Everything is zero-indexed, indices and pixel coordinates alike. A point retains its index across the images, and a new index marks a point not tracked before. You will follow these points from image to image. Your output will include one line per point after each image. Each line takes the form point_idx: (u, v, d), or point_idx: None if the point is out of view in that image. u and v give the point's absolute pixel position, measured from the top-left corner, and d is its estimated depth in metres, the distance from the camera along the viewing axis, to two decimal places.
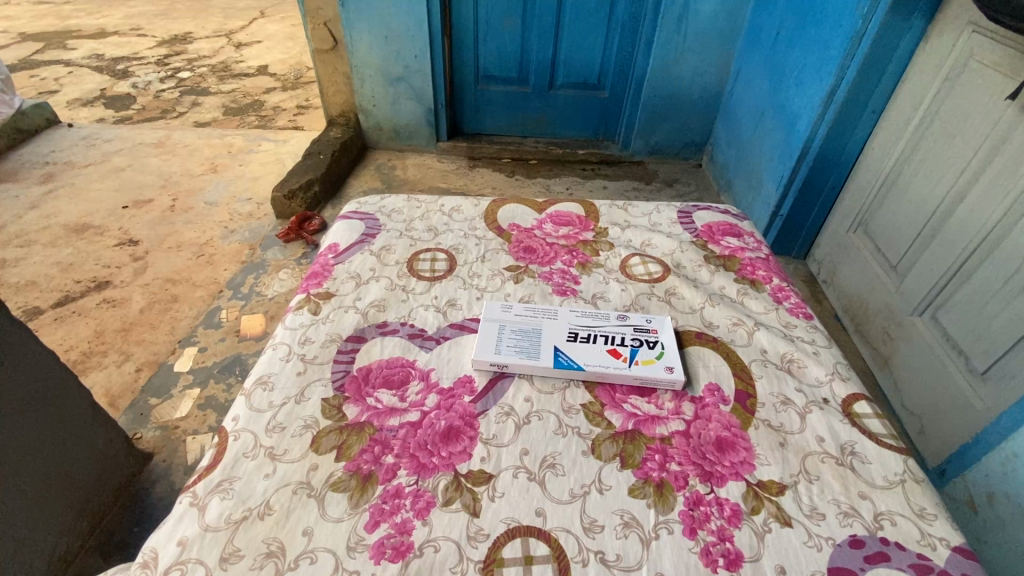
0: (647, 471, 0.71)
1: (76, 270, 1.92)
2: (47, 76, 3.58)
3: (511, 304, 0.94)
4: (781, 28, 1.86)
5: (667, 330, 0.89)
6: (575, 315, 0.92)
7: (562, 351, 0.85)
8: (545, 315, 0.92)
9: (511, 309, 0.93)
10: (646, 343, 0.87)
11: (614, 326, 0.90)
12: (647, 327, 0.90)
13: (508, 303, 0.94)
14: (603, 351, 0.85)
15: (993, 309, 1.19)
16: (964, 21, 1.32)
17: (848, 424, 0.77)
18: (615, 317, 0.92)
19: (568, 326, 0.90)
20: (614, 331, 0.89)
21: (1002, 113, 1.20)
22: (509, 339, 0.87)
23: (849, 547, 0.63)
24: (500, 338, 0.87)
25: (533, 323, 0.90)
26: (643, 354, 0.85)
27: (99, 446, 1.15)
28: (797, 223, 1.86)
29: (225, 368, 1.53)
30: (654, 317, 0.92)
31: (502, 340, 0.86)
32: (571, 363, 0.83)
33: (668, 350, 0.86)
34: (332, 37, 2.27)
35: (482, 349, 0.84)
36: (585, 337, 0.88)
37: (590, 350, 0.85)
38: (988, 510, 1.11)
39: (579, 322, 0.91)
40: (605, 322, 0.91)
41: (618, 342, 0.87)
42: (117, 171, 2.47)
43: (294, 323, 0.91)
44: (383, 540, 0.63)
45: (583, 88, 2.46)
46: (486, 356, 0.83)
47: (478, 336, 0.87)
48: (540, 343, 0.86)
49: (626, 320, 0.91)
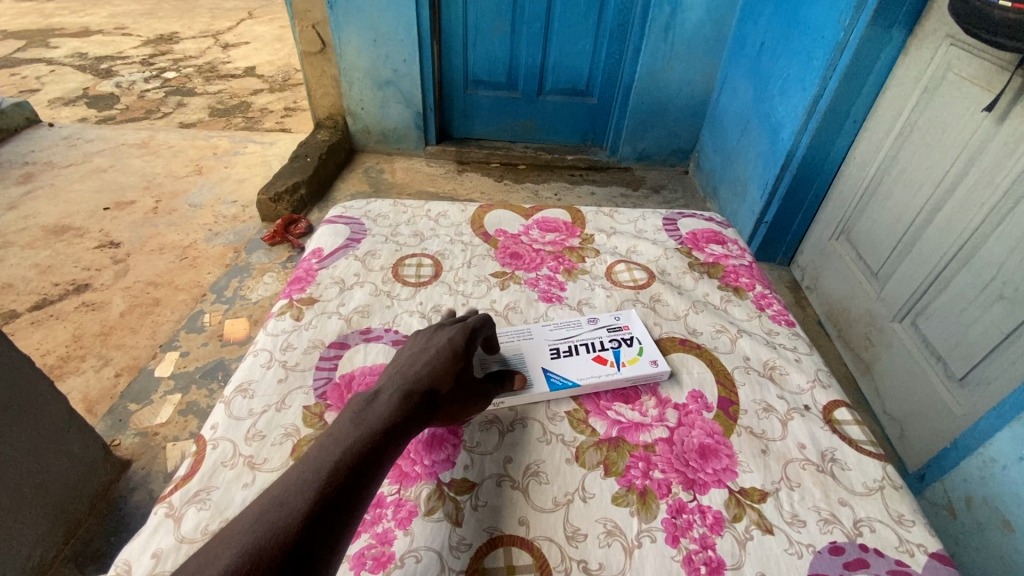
0: (631, 479, 0.71)
1: (55, 272, 1.89)
2: (28, 74, 3.52)
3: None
4: (766, 38, 1.88)
5: (638, 324, 0.93)
6: (546, 328, 0.91)
7: (551, 370, 0.83)
8: (518, 336, 0.89)
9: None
10: (624, 342, 0.88)
11: (588, 330, 0.90)
12: (618, 324, 0.92)
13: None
14: (589, 360, 0.85)
15: (969, 317, 1.22)
16: (942, 33, 1.35)
17: (828, 431, 0.78)
18: (585, 322, 0.92)
19: (546, 343, 0.88)
20: (590, 337, 0.89)
21: (979, 126, 1.23)
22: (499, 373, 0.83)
23: (828, 554, 0.64)
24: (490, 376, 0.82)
25: (512, 346, 0.87)
26: (625, 354, 0.86)
27: (75, 455, 1.13)
28: (780, 231, 1.88)
29: (207, 373, 1.50)
30: (622, 313, 0.95)
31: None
32: (566, 382, 0.81)
33: (646, 345, 0.88)
34: (320, 39, 2.26)
35: None
36: (567, 350, 0.87)
37: (576, 363, 0.85)
38: (966, 514, 1.12)
39: (553, 334, 0.90)
40: (579, 330, 0.91)
41: (599, 347, 0.88)
42: (98, 172, 2.43)
43: (276, 329, 0.90)
44: (363, 550, 0.62)
45: (571, 94, 2.48)
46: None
47: None
48: (527, 365, 0.84)
49: (598, 322, 0.92)
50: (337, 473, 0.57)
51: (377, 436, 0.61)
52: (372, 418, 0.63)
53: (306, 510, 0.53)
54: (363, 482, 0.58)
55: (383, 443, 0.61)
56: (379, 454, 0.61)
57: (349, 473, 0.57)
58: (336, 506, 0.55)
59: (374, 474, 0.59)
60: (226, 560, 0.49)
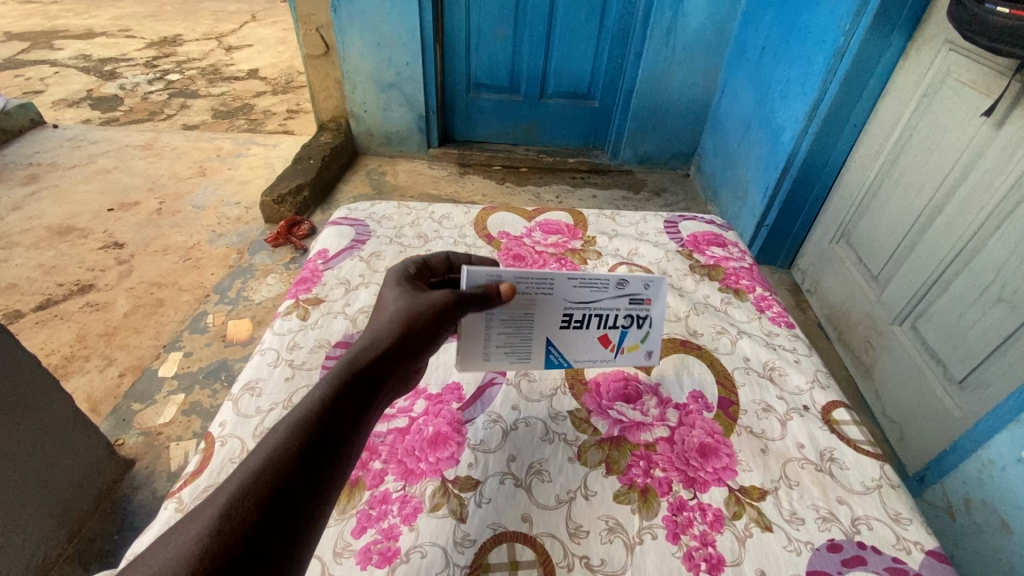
0: (632, 476, 0.72)
1: (60, 273, 1.90)
2: (33, 75, 3.55)
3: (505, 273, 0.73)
4: (766, 42, 1.90)
5: (661, 298, 0.81)
6: (573, 283, 0.76)
7: (553, 344, 0.80)
8: (538, 289, 0.75)
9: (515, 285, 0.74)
10: (636, 322, 0.81)
11: (611, 299, 0.78)
12: (643, 297, 0.80)
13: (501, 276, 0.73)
14: (594, 338, 0.81)
15: (969, 320, 1.23)
16: (942, 39, 1.36)
17: (827, 431, 0.79)
18: (614, 284, 0.77)
19: (563, 306, 0.77)
20: (608, 309, 0.79)
21: (978, 130, 1.24)
22: (502, 333, 0.77)
23: (827, 551, 0.65)
24: (490, 328, 0.76)
25: (526, 304, 0.76)
26: (630, 339, 0.82)
27: (79, 454, 1.14)
28: (781, 234, 1.89)
29: (210, 373, 1.52)
30: (655, 278, 0.80)
31: (490, 339, 0.77)
32: (559, 363, 0.81)
33: (655, 328, 0.83)
34: (324, 42, 2.28)
35: (471, 358, 0.77)
36: (579, 321, 0.79)
37: (580, 338, 0.81)
38: (965, 516, 1.13)
39: (575, 296, 0.77)
40: (601, 297, 0.78)
41: (611, 322, 0.81)
42: (103, 173, 2.45)
43: (283, 328, 0.91)
44: (370, 545, 0.63)
45: (573, 98, 2.49)
46: (474, 364, 0.77)
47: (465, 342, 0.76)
48: (532, 337, 0.78)
49: (626, 289, 0.78)
50: (288, 452, 0.50)
51: (328, 408, 0.54)
52: (315, 390, 0.56)
53: (258, 494, 0.47)
54: (321, 462, 0.51)
55: (337, 413, 0.54)
56: (336, 424, 0.54)
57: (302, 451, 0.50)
58: (296, 488, 0.48)
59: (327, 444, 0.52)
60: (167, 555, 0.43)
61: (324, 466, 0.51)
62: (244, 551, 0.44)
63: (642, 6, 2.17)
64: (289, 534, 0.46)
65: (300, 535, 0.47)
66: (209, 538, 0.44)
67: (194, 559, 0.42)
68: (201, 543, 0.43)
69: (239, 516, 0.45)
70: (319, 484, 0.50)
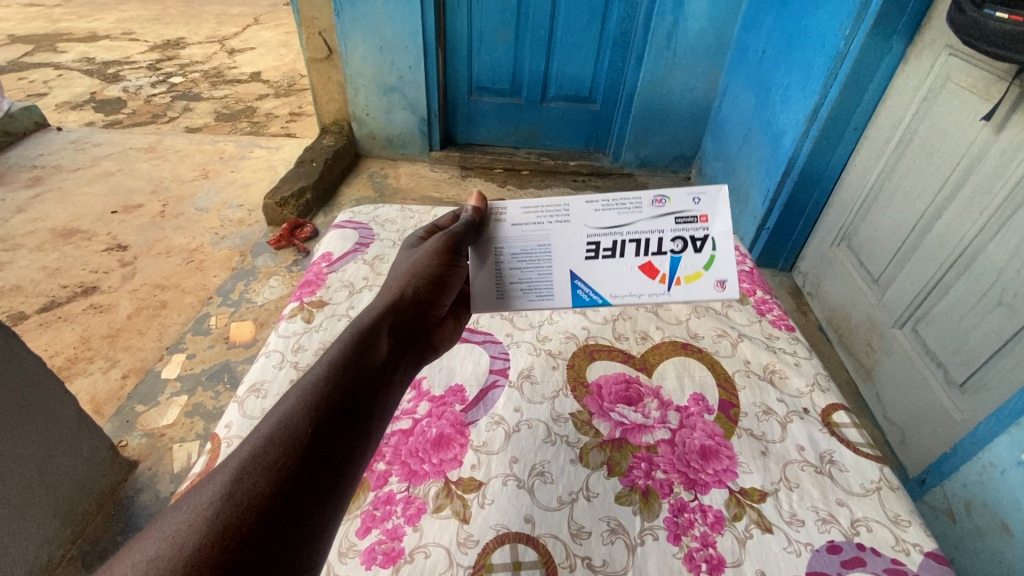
0: (633, 478, 0.73)
1: (64, 275, 1.91)
2: (37, 78, 3.57)
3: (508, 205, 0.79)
4: (767, 46, 1.91)
5: (720, 216, 0.75)
6: (593, 206, 0.74)
7: (580, 277, 0.76)
8: (555, 219, 0.76)
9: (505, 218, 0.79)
10: (691, 246, 0.75)
11: (649, 220, 0.74)
12: (693, 214, 0.74)
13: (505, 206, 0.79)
14: (635, 268, 0.76)
15: (970, 323, 1.23)
16: (941, 44, 1.37)
17: (827, 433, 0.80)
18: (648, 203, 0.74)
19: (585, 233, 0.75)
20: (646, 231, 0.74)
21: (977, 135, 1.25)
22: (517, 269, 0.78)
23: (826, 552, 0.65)
24: (503, 264, 0.78)
25: (540, 233, 0.77)
26: (687, 269, 0.76)
27: (83, 455, 1.15)
28: (782, 237, 1.90)
29: (213, 376, 1.52)
30: (706, 192, 0.74)
31: (502, 276, 0.78)
32: (593, 299, 0.76)
33: (719, 253, 0.76)
34: (326, 46, 2.30)
35: (484, 295, 0.79)
36: (609, 250, 0.75)
37: (618, 268, 0.76)
38: (966, 518, 1.14)
39: (599, 220, 0.75)
40: (633, 217, 0.74)
41: (656, 247, 0.75)
42: (106, 175, 2.46)
43: (287, 331, 0.92)
44: (374, 545, 0.64)
45: (575, 101, 2.50)
46: (487, 303, 0.78)
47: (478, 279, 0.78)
48: (553, 270, 0.77)
49: (664, 207, 0.74)
50: (297, 420, 0.52)
51: (335, 378, 0.57)
52: (325, 359, 0.59)
53: (272, 459, 0.48)
54: (337, 431, 0.53)
55: (341, 380, 0.57)
56: (341, 389, 0.56)
57: (316, 421, 0.52)
58: (315, 452, 0.50)
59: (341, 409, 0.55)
60: (180, 519, 0.44)
61: (337, 431, 0.53)
62: (261, 511, 0.45)
63: (643, 10, 2.18)
64: (306, 495, 0.48)
65: (320, 496, 0.48)
66: (221, 501, 0.45)
67: (208, 521, 0.43)
68: (214, 505, 0.44)
69: (250, 480, 0.47)
70: (336, 451, 0.52)
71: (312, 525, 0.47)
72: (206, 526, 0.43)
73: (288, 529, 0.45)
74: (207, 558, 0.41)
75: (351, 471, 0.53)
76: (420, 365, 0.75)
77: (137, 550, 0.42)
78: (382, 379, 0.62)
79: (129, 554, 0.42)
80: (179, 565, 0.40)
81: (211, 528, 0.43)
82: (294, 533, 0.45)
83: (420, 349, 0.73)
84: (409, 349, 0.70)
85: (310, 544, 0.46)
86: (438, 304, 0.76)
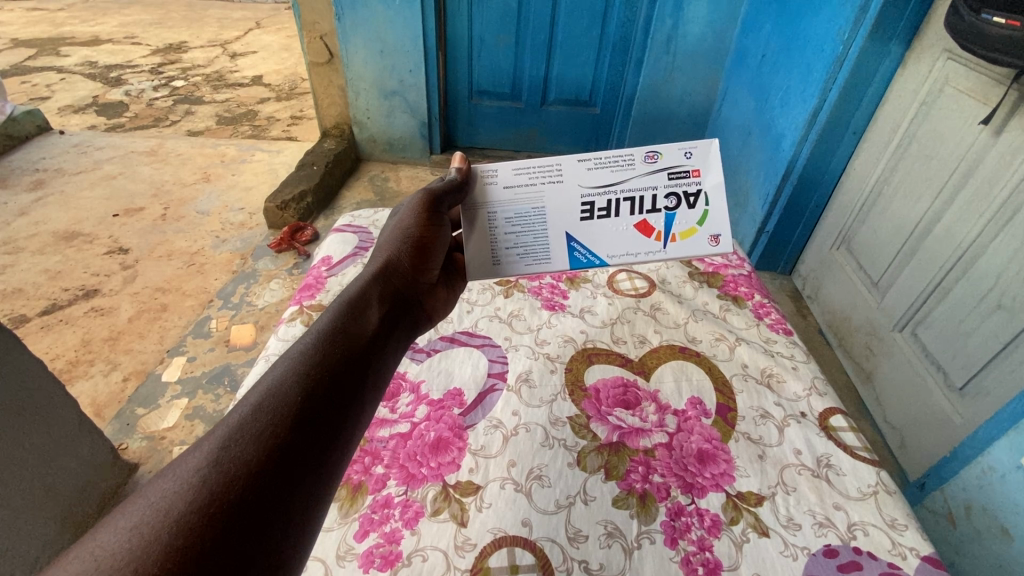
0: (630, 482, 0.73)
1: (65, 278, 1.92)
2: (40, 82, 3.59)
3: (497, 167, 0.84)
4: (766, 50, 1.90)
5: (710, 169, 0.84)
6: (589, 166, 0.83)
7: (576, 240, 0.85)
8: (551, 179, 0.84)
9: (496, 181, 0.84)
10: (685, 202, 0.85)
11: (642, 177, 0.83)
12: (686, 169, 0.84)
13: (495, 169, 0.84)
14: (631, 227, 0.85)
15: (970, 326, 1.23)
16: (939, 48, 1.37)
17: (824, 438, 0.80)
18: (641, 160, 0.83)
19: (580, 193, 0.84)
20: (640, 188, 0.84)
21: (976, 138, 1.25)
22: (513, 232, 0.85)
23: (823, 556, 0.65)
24: (498, 227, 0.85)
25: (535, 196, 0.84)
26: (681, 225, 0.86)
27: (83, 458, 1.15)
28: (781, 240, 1.91)
29: (213, 379, 1.53)
30: (697, 147, 0.84)
31: (498, 243, 0.85)
32: (593, 260, 0.86)
33: (712, 206, 0.85)
34: (328, 51, 2.32)
35: (482, 261, 0.85)
36: (603, 210, 0.85)
37: (614, 228, 0.86)
38: (966, 523, 1.13)
39: (593, 180, 0.84)
40: (627, 174, 0.83)
41: (652, 205, 0.85)
42: (108, 179, 2.47)
43: (286, 335, 0.93)
44: (372, 549, 0.65)
45: (574, 105, 2.51)
46: (484, 270, 0.85)
47: (477, 247, 0.85)
48: (548, 231, 0.85)
49: (656, 163, 0.83)
50: (285, 389, 0.53)
51: (325, 349, 0.58)
52: (314, 329, 0.60)
53: (262, 428, 0.49)
54: (331, 407, 0.53)
55: (331, 350, 0.58)
56: (329, 359, 0.57)
57: (307, 394, 0.53)
58: (308, 424, 0.51)
59: (331, 380, 0.55)
60: (167, 487, 0.43)
61: (327, 404, 0.53)
62: (250, 478, 0.45)
63: (642, 13, 2.18)
64: (299, 464, 0.48)
65: (311, 465, 0.49)
66: (208, 468, 0.45)
67: (195, 489, 0.43)
68: (201, 473, 0.44)
69: (238, 448, 0.47)
70: (331, 425, 0.52)
71: (303, 495, 0.47)
72: (193, 493, 0.42)
73: (277, 499, 0.45)
74: (196, 524, 0.41)
75: (342, 445, 0.53)
76: (413, 334, 0.76)
77: (124, 514, 0.41)
78: (374, 349, 0.63)
79: (114, 519, 0.41)
80: (166, 530, 0.40)
81: (199, 493, 0.43)
82: (285, 503, 0.45)
83: (411, 319, 0.75)
84: (401, 321, 0.71)
85: (303, 513, 0.46)
86: (425, 269, 0.78)
